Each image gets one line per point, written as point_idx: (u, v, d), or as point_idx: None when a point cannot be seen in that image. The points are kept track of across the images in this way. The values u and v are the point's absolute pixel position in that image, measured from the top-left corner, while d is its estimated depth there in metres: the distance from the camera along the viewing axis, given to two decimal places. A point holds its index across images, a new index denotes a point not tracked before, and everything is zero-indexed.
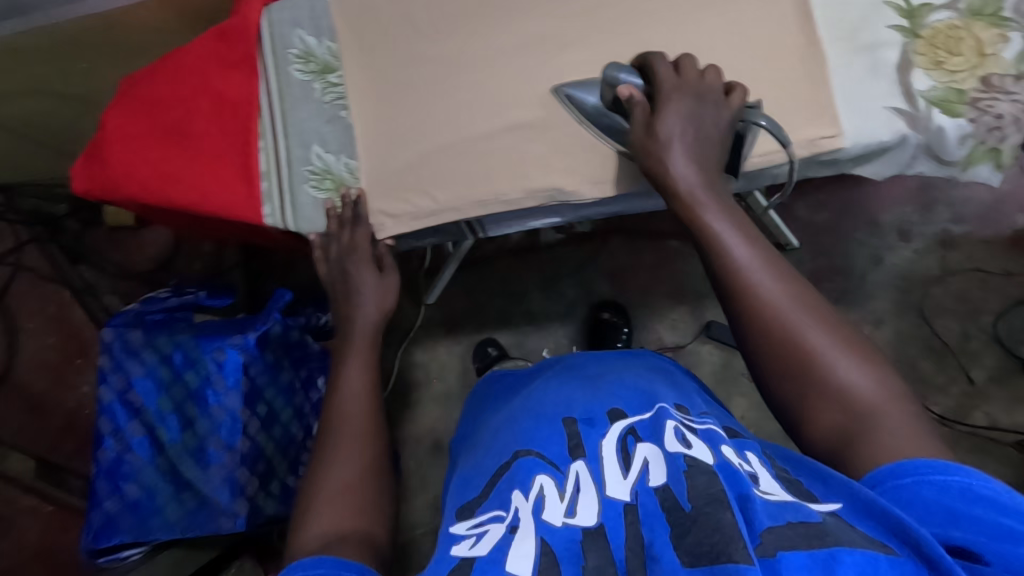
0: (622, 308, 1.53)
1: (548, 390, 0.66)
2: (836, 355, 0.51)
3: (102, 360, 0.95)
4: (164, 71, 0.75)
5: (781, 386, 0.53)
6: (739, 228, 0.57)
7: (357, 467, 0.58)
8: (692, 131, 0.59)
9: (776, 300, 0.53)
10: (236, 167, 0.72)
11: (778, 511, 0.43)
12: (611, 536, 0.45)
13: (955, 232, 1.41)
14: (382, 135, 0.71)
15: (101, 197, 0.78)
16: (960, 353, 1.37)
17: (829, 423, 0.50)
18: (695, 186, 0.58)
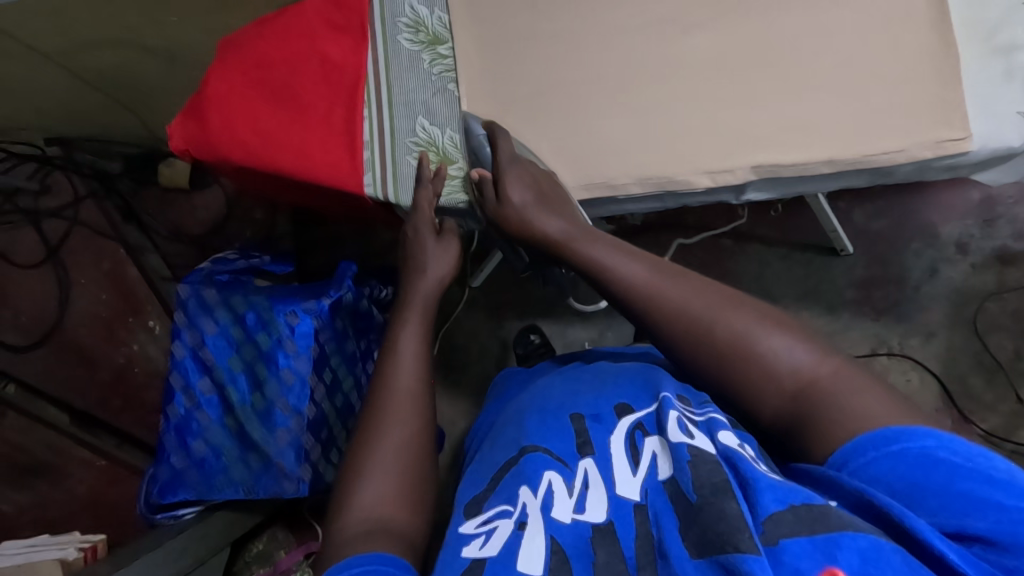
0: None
1: (558, 385, 0.64)
2: (741, 328, 0.50)
3: (177, 316, 0.95)
4: (270, 30, 0.74)
5: (711, 377, 0.52)
6: (618, 248, 0.59)
7: (403, 450, 0.52)
8: (537, 189, 0.66)
9: (664, 294, 0.54)
10: (339, 131, 0.72)
11: (783, 491, 0.41)
12: (620, 532, 0.45)
13: (1014, 249, 1.38)
14: (490, 110, 0.72)
15: (195, 155, 0.77)
16: (1011, 371, 1.35)
17: (769, 402, 0.48)
18: (565, 229, 0.62)
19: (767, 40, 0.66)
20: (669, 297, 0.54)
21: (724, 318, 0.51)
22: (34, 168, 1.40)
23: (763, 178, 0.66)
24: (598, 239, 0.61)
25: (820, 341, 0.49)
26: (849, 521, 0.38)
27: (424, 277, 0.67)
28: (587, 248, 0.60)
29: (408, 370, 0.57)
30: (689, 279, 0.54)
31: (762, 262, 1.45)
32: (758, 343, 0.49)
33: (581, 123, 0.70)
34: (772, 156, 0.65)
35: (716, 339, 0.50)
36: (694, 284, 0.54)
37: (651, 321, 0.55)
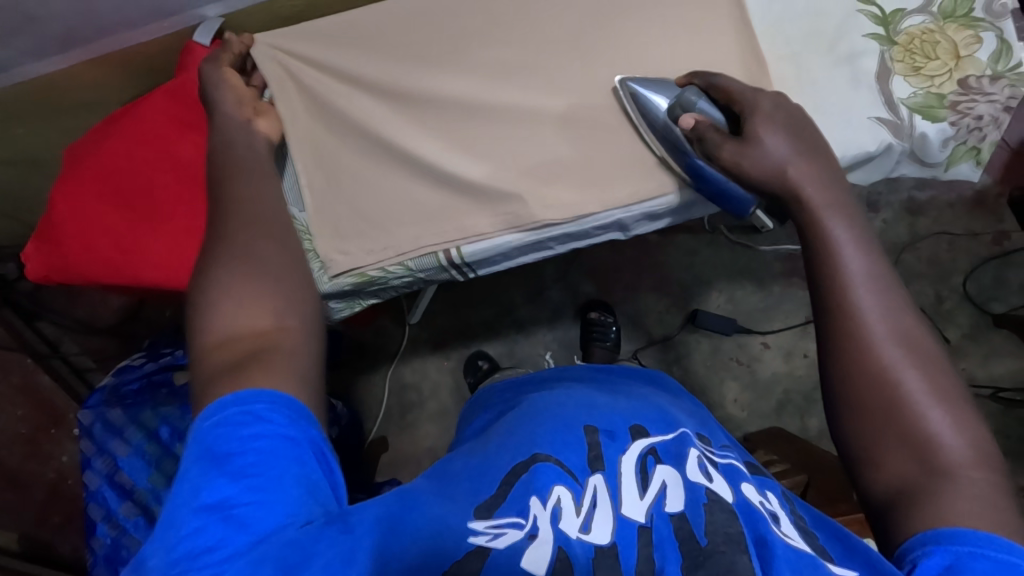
0: (608, 306, 1.53)
1: (570, 395, 0.60)
2: (927, 404, 0.45)
3: (82, 445, 0.90)
4: (114, 139, 0.69)
5: (853, 421, 0.47)
6: (860, 241, 0.50)
7: (249, 274, 0.47)
8: (789, 138, 0.56)
9: (873, 330, 0.47)
10: (207, 236, 0.68)
11: (799, 563, 0.41)
12: (623, 556, 0.42)
13: (921, 198, 1.44)
14: (336, 180, 0.69)
15: (61, 279, 0.73)
16: (936, 315, 1.41)
17: (895, 472, 0.44)
18: (802, 186, 0.53)
19: (631, 75, 0.66)
20: (876, 332, 0.47)
21: (909, 382, 0.45)
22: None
23: (637, 215, 0.67)
24: (844, 231, 0.51)
25: (984, 443, 0.44)
26: None
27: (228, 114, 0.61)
28: (829, 223, 0.51)
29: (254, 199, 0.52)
30: (912, 329, 0.47)
31: (691, 251, 1.55)
32: (927, 422, 0.44)
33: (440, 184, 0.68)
34: (637, 190, 0.65)
35: (887, 390, 0.46)
36: (908, 333, 0.47)
37: (833, 340, 0.49)
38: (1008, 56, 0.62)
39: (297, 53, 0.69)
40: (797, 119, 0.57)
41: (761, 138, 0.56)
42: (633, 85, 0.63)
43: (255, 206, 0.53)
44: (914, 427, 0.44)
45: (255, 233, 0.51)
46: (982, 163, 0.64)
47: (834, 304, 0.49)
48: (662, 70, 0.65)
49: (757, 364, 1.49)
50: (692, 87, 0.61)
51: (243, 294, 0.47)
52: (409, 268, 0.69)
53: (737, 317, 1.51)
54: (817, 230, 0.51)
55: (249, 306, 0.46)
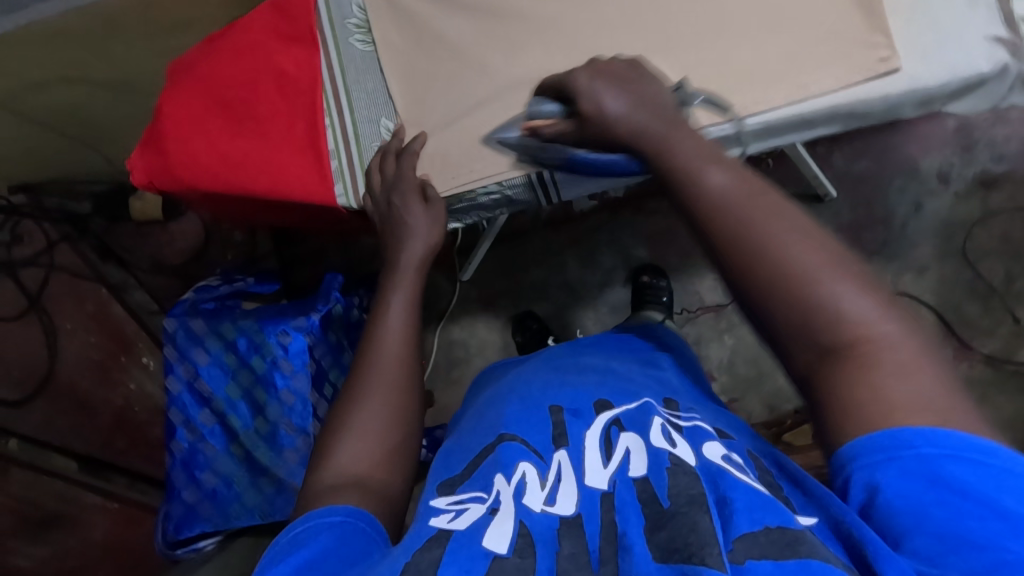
0: (660, 270, 1.50)
1: (538, 373, 0.66)
2: (827, 278, 0.38)
3: (167, 351, 0.93)
4: (216, 49, 0.72)
5: (755, 322, 0.42)
6: (703, 154, 0.45)
7: (388, 407, 0.53)
8: (632, 92, 0.51)
9: (746, 217, 0.41)
10: (301, 141, 0.70)
11: (759, 510, 0.38)
12: (587, 526, 0.41)
13: (995, 172, 1.38)
14: (435, 93, 0.69)
15: (161, 187, 0.75)
16: (1005, 294, 1.36)
17: (803, 363, 0.39)
18: (636, 119, 0.49)
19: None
20: (748, 223, 0.41)
21: (804, 259, 0.39)
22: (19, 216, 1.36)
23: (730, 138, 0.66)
24: (688, 135, 0.47)
25: (894, 305, 0.38)
26: (823, 548, 0.35)
27: (414, 242, 0.63)
28: (677, 137, 0.47)
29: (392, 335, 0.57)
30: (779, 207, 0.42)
31: None
32: (836, 293, 0.38)
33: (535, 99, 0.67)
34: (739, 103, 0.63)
35: (787, 275, 0.39)
36: (778, 215, 0.41)
37: (713, 239, 0.42)
38: None
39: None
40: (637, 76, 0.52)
41: (582, 96, 0.52)
42: (495, 136, 0.65)
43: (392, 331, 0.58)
44: (817, 306, 0.38)
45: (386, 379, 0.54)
46: None
47: (703, 204, 0.43)
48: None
49: None
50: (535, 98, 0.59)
51: (366, 420, 0.52)
52: (499, 186, 0.69)
53: None
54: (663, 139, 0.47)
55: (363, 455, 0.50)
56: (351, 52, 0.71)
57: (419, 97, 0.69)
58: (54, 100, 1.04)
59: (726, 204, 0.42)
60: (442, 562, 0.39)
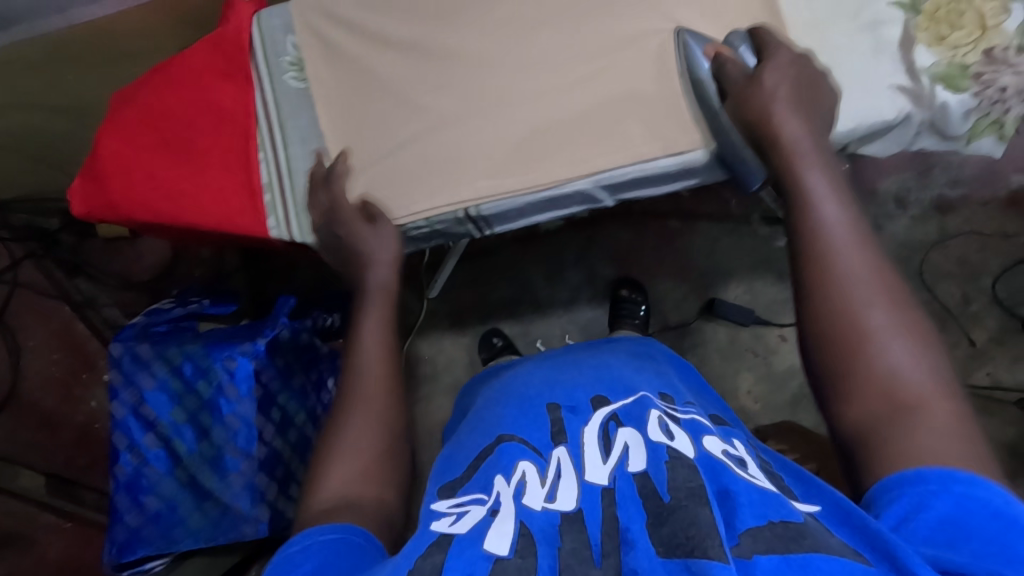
0: (638, 283, 1.53)
1: (535, 374, 0.70)
2: (892, 337, 0.47)
3: (112, 376, 0.94)
4: (155, 82, 0.73)
5: (820, 357, 0.49)
6: (832, 190, 0.53)
7: (381, 418, 0.55)
8: (796, 87, 0.59)
9: (844, 265, 0.50)
10: (236, 177, 0.72)
11: (761, 509, 0.42)
12: (588, 519, 0.44)
13: (951, 197, 1.42)
14: (364, 131, 0.71)
15: (100, 218, 0.77)
16: (960, 316, 1.39)
17: (865, 410, 0.46)
18: (800, 137, 0.56)
19: (652, 41, 0.67)
20: (847, 268, 0.50)
21: (879, 316, 0.48)
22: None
23: (646, 177, 0.69)
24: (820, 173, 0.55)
25: (947, 381, 0.46)
26: (823, 543, 0.39)
27: (377, 263, 0.65)
28: (805, 171, 0.55)
29: (372, 342, 0.59)
30: (880, 264, 0.50)
31: (712, 239, 1.54)
32: (889, 350, 0.46)
33: (463, 140, 0.69)
34: (642, 152, 0.67)
35: (856, 323, 0.48)
36: (881, 275, 0.49)
37: (813, 270, 0.51)
38: None
39: (325, 9, 0.71)
40: (787, 60, 0.61)
41: (766, 84, 0.59)
42: (687, 35, 0.66)
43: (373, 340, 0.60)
44: (877, 360, 0.46)
45: (368, 391, 0.56)
46: (1005, 138, 0.64)
47: (811, 240, 0.52)
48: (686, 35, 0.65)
49: (772, 356, 1.48)
50: (741, 33, 0.64)
51: (344, 445, 0.53)
52: (428, 221, 0.71)
53: (755, 308, 1.50)
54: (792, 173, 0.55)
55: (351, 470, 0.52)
56: (285, 90, 0.72)
57: (351, 134, 0.71)
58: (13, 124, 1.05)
59: (836, 244, 0.50)
60: (442, 566, 0.41)
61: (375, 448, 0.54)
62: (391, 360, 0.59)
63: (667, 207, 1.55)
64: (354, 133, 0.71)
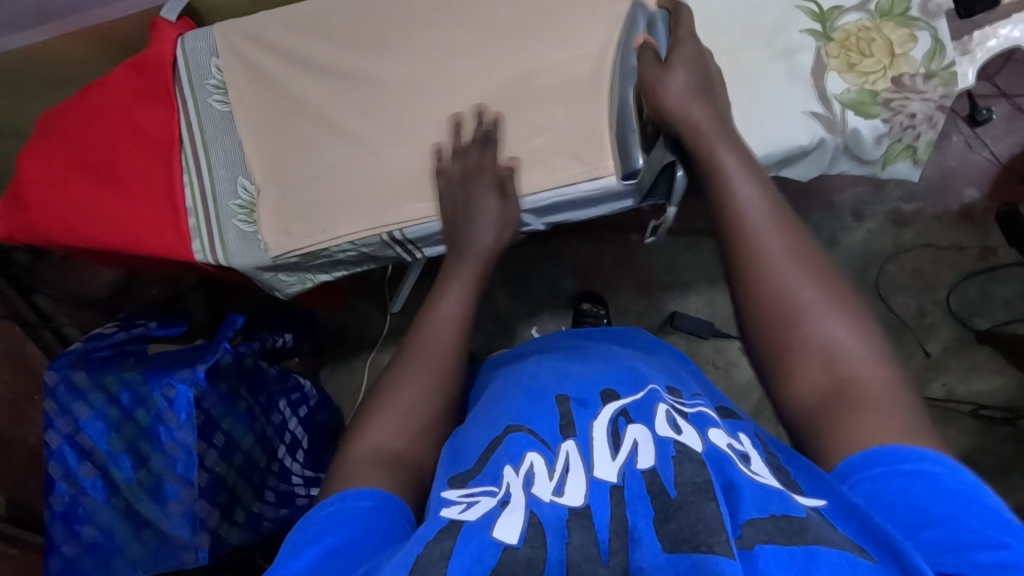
0: (601, 298, 1.50)
1: (544, 366, 0.65)
2: (819, 307, 0.50)
3: (46, 405, 0.93)
4: (79, 107, 0.73)
5: (762, 337, 0.52)
6: (748, 171, 0.56)
7: (433, 396, 0.58)
8: (693, 71, 0.61)
9: (763, 249, 0.53)
10: (160, 202, 0.71)
11: (762, 500, 0.40)
12: (597, 517, 0.40)
13: (906, 210, 1.42)
14: (287, 155, 0.70)
15: (25, 241, 0.76)
16: (916, 327, 1.39)
17: (810, 385, 0.49)
18: (702, 123, 0.58)
19: (572, 65, 0.67)
20: (772, 249, 0.53)
21: (803, 289, 0.51)
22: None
23: (571, 200, 0.68)
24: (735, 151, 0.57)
25: (879, 344, 0.49)
26: (826, 535, 0.37)
27: (474, 244, 0.65)
28: (720, 155, 0.57)
29: (446, 315, 0.62)
30: (795, 239, 0.53)
31: (672, 253, 1.52)
32: (819, 319, 0.50)
33: (386, 165, 0.69)
34: (570, 175, 0.66)
35: (788, 301, 0.51)
36: (802, 251, 0.53)
37: (741, 253, 0.54)
38: (942, 55, 0.61)
39: (248, 34, 0.71)
40: (681, 40, 0.62)
41: (650, 76, 0.61)
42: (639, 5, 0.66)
43: (449, 307, 0.62)
44: (814, 336, 0.50)
45: (431, 361, 0.59)
46: (919, 162, 0.66)
47: (734, 227, 0.55)
48: (606, 60, 0.66)
49: (733, 369, 1.48)
50: (663, 11, 0.65)
51: (397, 400, 0.57)
52: (353, 244, 0.71)
53: (715, 321, 1.49)
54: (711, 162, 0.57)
55: (394, 429, 0.55)
56: (207, 112, 0.72)
57: (275, 158, 0.71)
58: None
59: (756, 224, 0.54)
60: (453, 553, 0.39)
61: (422, 402, 0.57)
62: (466, 325, 0.62)
63: (628, 220, 1.53)
64: (277, 158, 0.71)
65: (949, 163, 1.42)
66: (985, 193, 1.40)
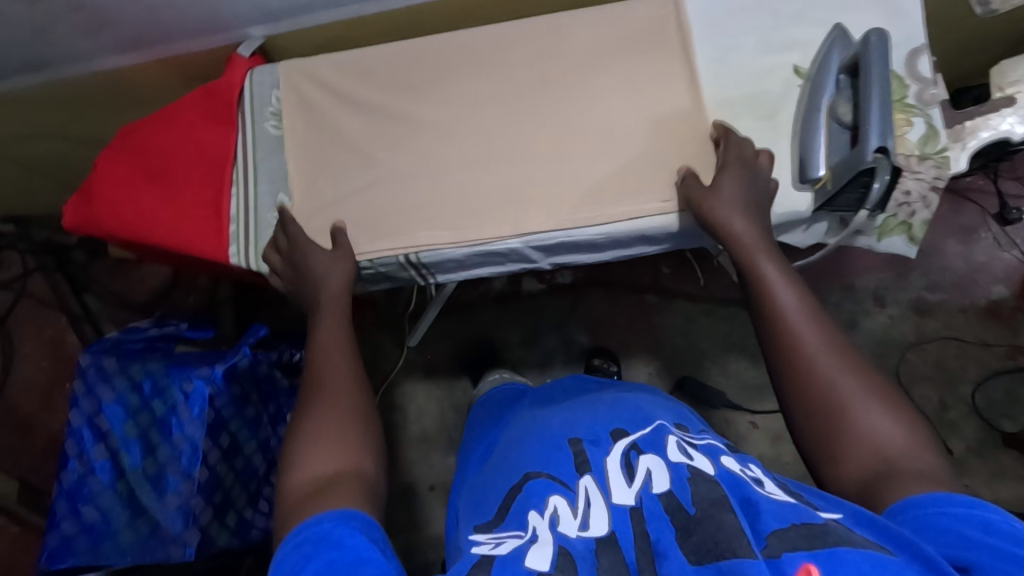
0: (613, 354, 1.50)
1: (553, 414, 0.66)
2: (862, 404, 0.52)
3: (75, 384, 0.99)
4: (153, 120, 0.83)
5: (809, 425, 0.55)
6: (787, 276, 0.61)
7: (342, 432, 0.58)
8: (747, 181, 0.65)
9: (805, 338, 0.57)
10: (208, 208, 0.79)
11: (783, 512, 0.44)
12: (622, 541, 0.46)
13: (929, 300, 1.39)
14: (326, 179, 0.78)
15: (87, 231, 0.85)
16: (938, 423, 1.34)
17: (858, 469, 0.50)
18: (730, 215, 0.64)
19: (586, 127, 0.74)
20: (806, 339, 0.57)
21: (842, 382, 0.54)
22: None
23: (575, 242, 0.74)
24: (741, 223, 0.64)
25: (920, 435, 0.51)
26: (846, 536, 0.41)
27: (330, 276, 0.72)
28: (734, 224, 0.64)
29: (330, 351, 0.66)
30: (834, 341, 0.57)
31: (688, 317, 1.53)
32: (851, 400, 0.53)
33: (409, 197, 0.77)
34: (576, 218, 0.72)
35: (830, 394, 0.54)
36: (840, 350, 0.56)
37: (782, 332, 0.58)
38: (936, 140, 0.66)
39: (308, 72, 0.81)
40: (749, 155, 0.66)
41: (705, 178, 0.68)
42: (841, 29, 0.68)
43: (328, 344, 0.67)
44: (860, 426, 0.52)
45: (330, 388, 0.62)
46: (914, 239, 0.70)
47: (778, 329, 0.59)
48: (629, 111, 0.74)
49: (741, 443, 1.44)
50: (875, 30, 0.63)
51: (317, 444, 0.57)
52: (372, 263, 0.77)
53: (727, 392, 1.47)
54: (757, 277, 0.62)
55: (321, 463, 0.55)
56: (262, 134, 0.81)
57: (315, 180, 0.79)
58: (27, 153, 1.13)
59: (787, 314, 0.59)
60: None
61: (346, 443, 0.58)
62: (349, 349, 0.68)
63: (645, 281, 1.56)
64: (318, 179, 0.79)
65: (977, 257, 1.40)
66: (1014, 291, 1.37)
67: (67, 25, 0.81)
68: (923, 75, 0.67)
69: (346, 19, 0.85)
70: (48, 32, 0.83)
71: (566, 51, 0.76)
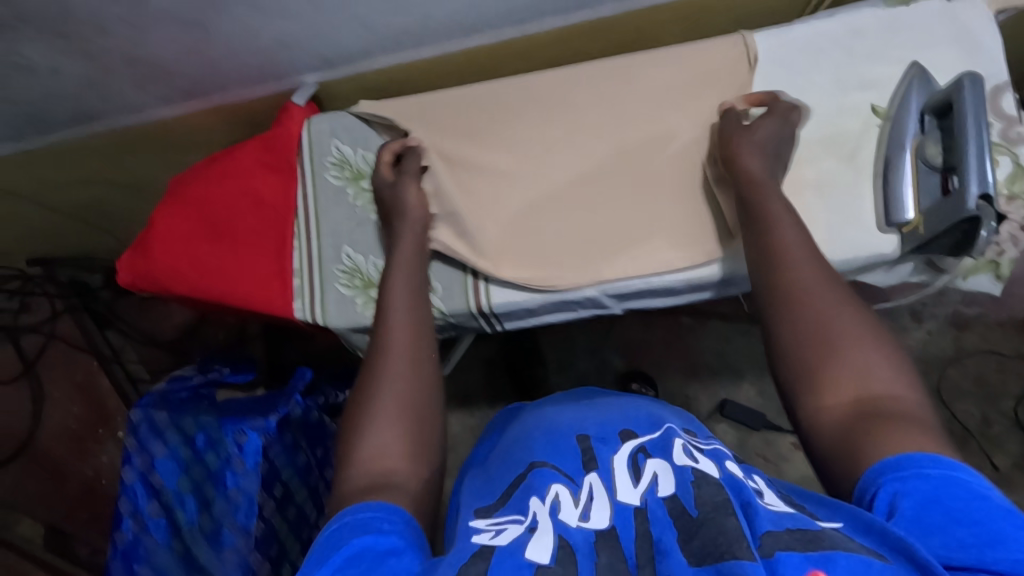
0: (649, 377, 1.48)
1: (559, 411, 0.63)
2: (847, 342, 0.50)
3: (126, 440, 0.97)
4: (208, 172, 0.81)
5: (792, 355, 0.52)
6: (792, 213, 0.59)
7: (403, 404, 0.55)
8: (778, 131, 0.66)
9: (797, 272, 0.55)
10: (271, 261, 0.78)
11: (781, 516, 0.41)
12: (622, 535, 0.43)
13: (966, 314, 1.38)
14: None
15: (143, 287, 0.83)
16: (982, 438, 1.33)
17: (837, 400, 0.48)
18: (738, 154, 0.64)
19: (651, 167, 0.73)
20: (799, 272, 0.55)
21: (832, 317, 0.51)
22: (10, 289, 1.38)
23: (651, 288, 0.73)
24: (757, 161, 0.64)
25: (907, 379, 0.48)
26: (842, 541, 0.38)
27: (405, 227, 0.70)
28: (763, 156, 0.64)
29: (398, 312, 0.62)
30: (831, 279, 0.54)
31: (723, 337, 1.51)
32: (839, 334, 0.50)
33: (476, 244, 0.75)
34: (653, 264, 0.71)
35: (820, 329, 0.51)
36: (837, 289, 0.54)
37: (775, 267, 0.56)
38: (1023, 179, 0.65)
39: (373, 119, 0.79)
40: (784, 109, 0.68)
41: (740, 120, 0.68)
42: (918, 71, 0.67)
43: (401, 302, 0.63)
44: (845, 361, 0.49)
45: (395, 346, 0.59)
46: (1000, 277, 0.68)
47: (775, 258, 0.56)
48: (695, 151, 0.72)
49: (783, 464, 1.42)
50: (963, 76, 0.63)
51: (380, 415, 0.54)
52: (443, 314, 0.76)
53: (767, 412, 1.45)
54: (760, 210, 0.60)
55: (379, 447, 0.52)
56: (325, 184, 0.79)
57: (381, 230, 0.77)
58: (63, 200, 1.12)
59: (787, 246, 0.57)
60: None
61: (402, 422, 0.54)
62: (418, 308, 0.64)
63: None
64: None
65: None
66: None
67: (120, 77, 0.80)
68: (1008, 112, 0.66)
69: (398, 63, 0.84)
70: (99, 85, 0.81)
71: (627, 91, 0.75)
